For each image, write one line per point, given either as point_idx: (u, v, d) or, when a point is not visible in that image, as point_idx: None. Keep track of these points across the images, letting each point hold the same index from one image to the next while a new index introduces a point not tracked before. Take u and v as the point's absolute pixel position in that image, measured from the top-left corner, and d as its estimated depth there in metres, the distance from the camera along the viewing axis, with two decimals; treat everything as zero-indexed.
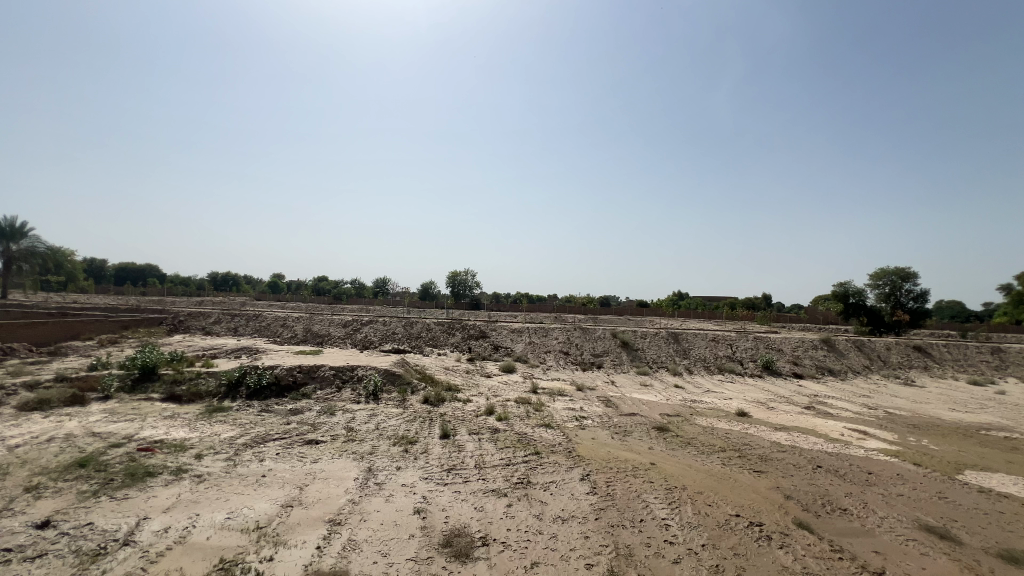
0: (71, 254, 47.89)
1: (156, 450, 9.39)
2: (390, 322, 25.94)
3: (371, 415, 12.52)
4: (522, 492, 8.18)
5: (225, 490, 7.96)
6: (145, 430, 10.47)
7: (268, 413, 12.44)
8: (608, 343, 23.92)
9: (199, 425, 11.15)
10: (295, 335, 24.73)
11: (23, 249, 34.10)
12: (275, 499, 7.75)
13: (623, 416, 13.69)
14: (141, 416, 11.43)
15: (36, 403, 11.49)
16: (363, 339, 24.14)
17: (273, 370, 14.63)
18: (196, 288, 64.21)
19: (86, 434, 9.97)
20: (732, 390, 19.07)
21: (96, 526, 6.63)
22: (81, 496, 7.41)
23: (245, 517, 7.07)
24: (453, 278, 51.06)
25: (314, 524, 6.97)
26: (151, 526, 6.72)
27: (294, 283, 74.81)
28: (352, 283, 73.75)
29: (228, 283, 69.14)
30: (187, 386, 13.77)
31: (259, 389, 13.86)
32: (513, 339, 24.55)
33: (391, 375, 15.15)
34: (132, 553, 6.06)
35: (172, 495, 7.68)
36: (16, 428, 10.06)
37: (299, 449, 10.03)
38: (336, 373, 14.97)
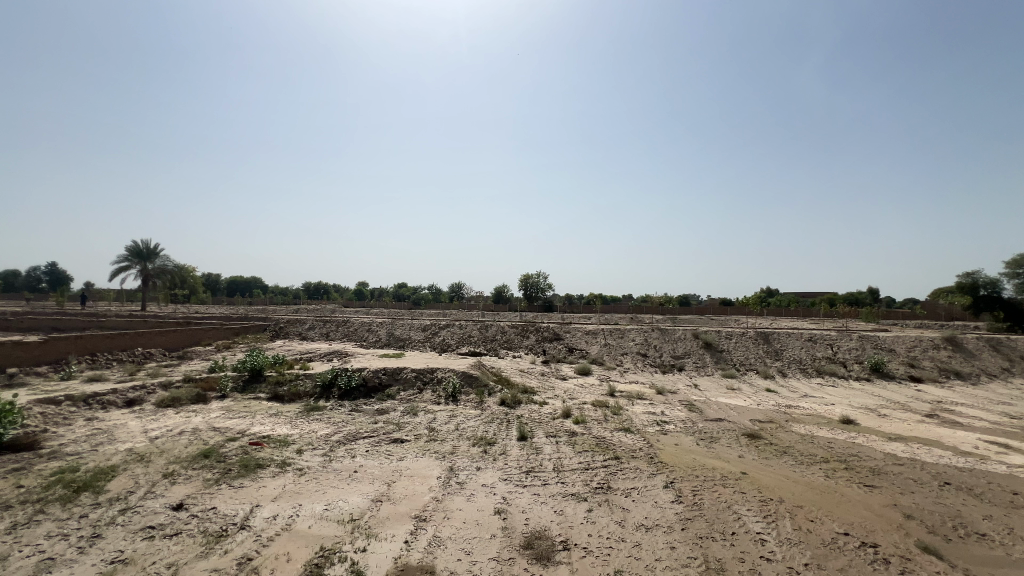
0: (192, 271, 54.54)
1: (265, 444, 10.41)
2: (466, 326, 26.70)
3: (451, 416, 12.95)
4: (603, 497, 8.00)
5: (323, 483, 8.62)
6: (255, 426, 11.66)
7: (358, 412, 13.33)
8: (689, 344, 22.80)
9: (299, 422, 12.21)
10: (379, 339, 26.27)
11: (157, 267, 39.36)
12: (366, 493, 8.25)
13: (708, 421, 12.96)
14: (251, 413, 12.75)
15: (170, 400, 13.25)
16: (441, 343, 25.08)
17: (362, 372, 15.65)
18: (293, 297, 70.51)
19: (208, 428, 11.31)
20: (834, 394, 17.30)
21: (218, 510, 7.48)
22: (206, 483, 8.40)
23: (341, 509, 7.60)
24: (526, 281, 51.46)
25: (401, 519, 7.32)
26: (262, 513, 7.45)
27: (377, 291, 79.58)
28: (429, 288, 76.93)
29: (320, 291, 75.13)
30: (289, 386, 15.13)
31: (350, 389, 14.89)
32: (588, 341, 24.23)
33: (469, 377, 15.58)
34: (247, 536, 6.75)
35: (279, 485, 8.46)
36: (155, 422, 11.66)
37: (386, 447, 10.62)
38: (417, 376, 15.70)
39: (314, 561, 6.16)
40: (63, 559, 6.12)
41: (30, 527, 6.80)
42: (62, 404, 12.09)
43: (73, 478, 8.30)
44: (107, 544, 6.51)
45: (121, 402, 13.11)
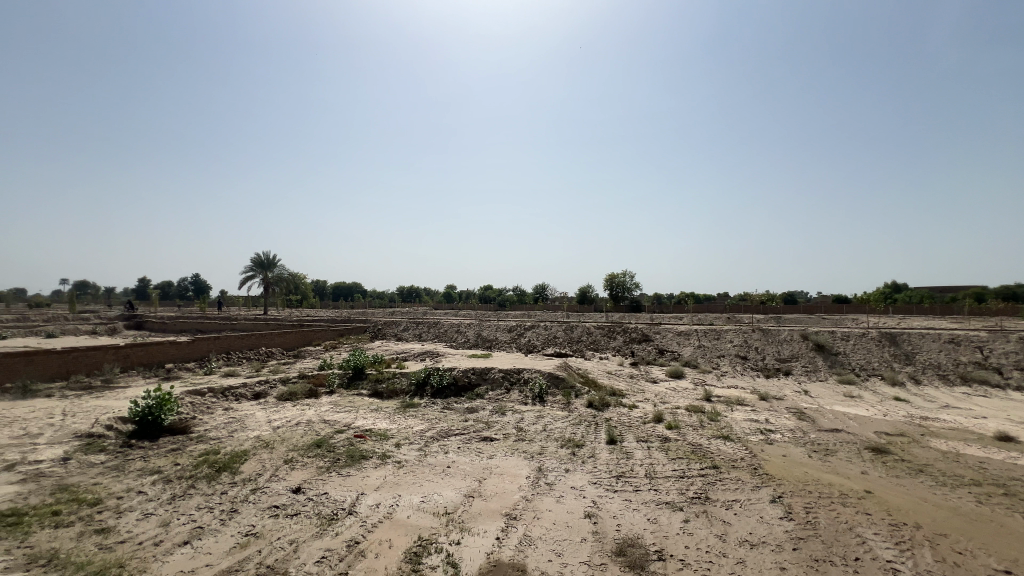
0: (304, 278, 60.57)
1: (368, 437, 11.24)
2: (551, 327, 26.74)
3: (538, 416, 13.03)
4: (700, 508, 7.54)
5: (420, 476, 9.10)
6: (359, 420, 12.66)
7: (449, 410, 13.91)
8: (797, 346, 20.75)
9: (397, 418, 13.04)
10: (468, 340, 27.21)
11: (275, 275, 44.29)
12: (459, 488, 8.56)
13: (822, 431, 11.68)
14: (356, 408, 13.87)
15: (288, 394, 14.86)
16: (527, 343, 25.35)
17: (452, 372, 16.32)
18: (388, 300, 75.44)
19: (320, 421, 12.48)
20: (985, 406, 14.69)
21: (330, 495, 8.22)
22: (319, 470, 9.28)
23: (436, 502, 7.97)
24: (611, 280, 50.24)
25: (493, 516, 7.49)
26: (366, 501, 8.04)
27: (464, 293, 82.49)
28: (514, 289, 78.13)
29: (412, 294, 79.64)
30: (387, 384, 16.24)
31: (441, 388, 15.61)
32: (680, 343, 23.04)
33: (555, 378, 15.56)
34: (355, 521, 7.33)
35: (380, 476, 9.09)
36: (278, 413, 13.13)
37: (476, 445, 10.95)
38: (504, 376, 16.00)
39: (413, 550, 6.52)
40: (209, 529, 7.11)
41: (184, 499, 7.99)
42: (205, 395, 14.06)
43: (215, 459, 9.61)
44: (242, 519, 7.44)
45: (250, 395, 14.94)
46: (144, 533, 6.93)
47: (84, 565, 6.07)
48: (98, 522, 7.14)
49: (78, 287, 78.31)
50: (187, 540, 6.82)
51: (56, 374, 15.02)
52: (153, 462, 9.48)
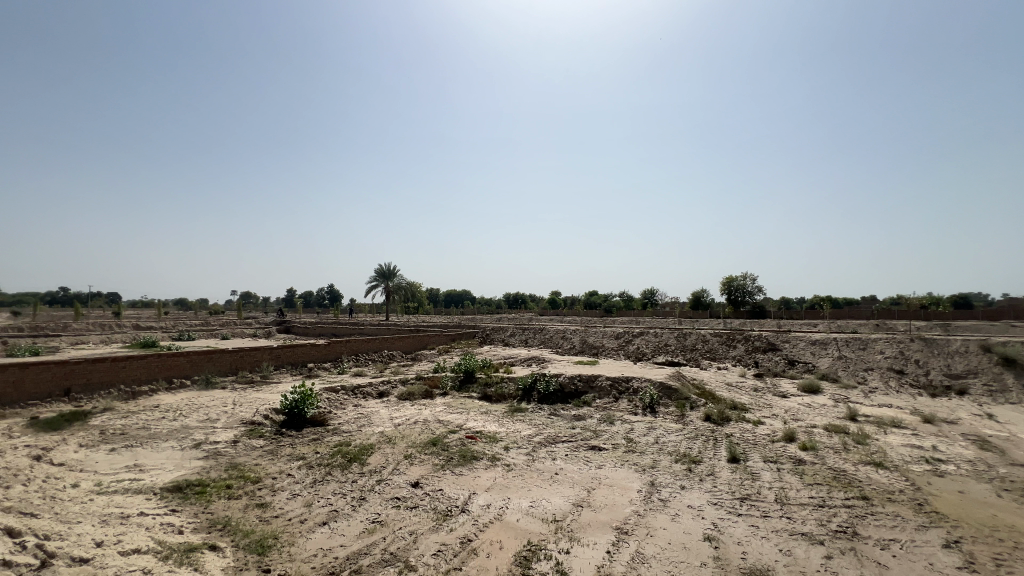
0: (419, 287, 65.25)
1: (478, 439, 11.67)
2: (662, 334, 25.42)
3: (649, 428, 12.42)
4: (847, 544, 6.53)
5: (528, 481, 9.18)
6: (470, 421, 13.20)
7: (556, 416, 13.89)
8: (974, 360, 17.14)
9: (505, 421, 13.37)
10: (574, 346, 27.02)
11: (396, 284, 48.35)
12: (567, 496, 8.47)
13: (1015, 466, 9.45)
14: (467, 410, 14.51)
15: (407, 395, 16.05)
16: (636, 351, 24.41)
17: (558, 378, 16.29)
18: (495, 307, 78.04)
19: (435, 420, 13.26)
20: None
21: (445, 492, 8.66)
22: (435, 467, 9.83)
23: (545, 509, 7.97)
24: (729, 284, 46.38)
25: (603, 528, 7.27)
26: (478, 500, 8.32)
27: (570, 299, 82.22)
28: (620, 295, 75.93)
29: (519, 301, 81.40)
30: (495, 388, 16.75)
31: (548, 394, 15.66)
32: (815, 354, 20.40)
33: (667, 388, 14.72)
34: (467, 520, 7.61)
35: (491, 477, 9.35)
36: (398, 412, 14.25)
37: (584, 453, 10.75)
38: (612, 384, 15.55)
39: (523, 554, 6.57)
40: (342, 513, 7.90)
41: (323, 484, 9.00)
42: (339, 393, 15.76)
43: (347, 450, 10.70)
44: (369, 507, 8.15)
45: (375, 393, 16.42)
46: (292, 511, 7.93)
47: (249, 533, 7.12)
48: (258, 497, 8.35)
49: (244, 298, 93.26)
50: (325, 521, 7.66)
51: (229, 369, 17.96)
52: (298, 449, 10.85)
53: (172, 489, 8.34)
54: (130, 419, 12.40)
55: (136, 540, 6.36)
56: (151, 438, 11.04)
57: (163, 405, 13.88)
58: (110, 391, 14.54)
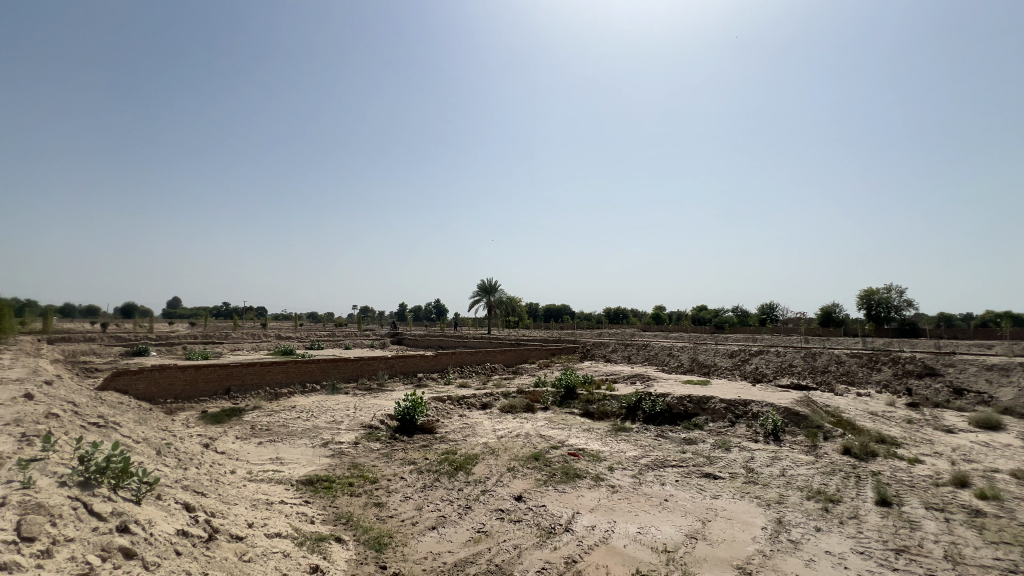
0: (519, 302, 66.58)
1: (581, 457, 11.41)
2: (785, 353, 22.90)
3: (773, 458, 11.16)
4: None
5: (635, 505, 8.72)
6: (572, 438, 12.97)
7: (664, 438, 13.11)
8: None
9: (609, 440, 12.92)
10: (682, 364, 25.45)
11: (498, 299, 49.87)
12: (679, 526, 7.88)
13: None
14: (569, 426, 14.30)
15: (509, 407, 16.29)
16: (754, 371, 22.25)
17: (666, 398, 15.40)
18: (595, 322, 76.68)
19: (537, 435, 13.25)
20: None
21: (548, 508, 8.55)
22: (538, 482, 9.79)
23: (655, 537, 7.48)
24: (868, 297, 40.51)
25: (722, 566, 6.60)
26: (582, 521, 8.09)
27: (675, 315, 77.93)
28: (733, 310, 70.13)
29: (620, 316, 79.12)
30: (598, 405, 16.30)
31: (654, 414, 14.85)
32: (992, 383, 16.82)
33: (794, 415, 13.14)
34: (571, 540, 7.41)
35: (595, 498, 9.05)
36: (501, 424, 14.52)
37: (697, 481, 9.96)
38: (728, 408, 14.30)
39: None
40: (450, 519, 8.18)
41: (432, 489, 9.43)
42: (446, 403, 16.52)
43: (454, 459, 11.12)
44: (475, 516, 8.33)
45: (479, 405, 16.92)
46: (404, 512, 8.40)
47: (367, 529, 7.67)
48: (375, 497, 8.99)
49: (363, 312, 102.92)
50: (434, 525, 7.98)
51: (351, 376, 19.80)
52: (410, 454, 11.52)
53: (306, 482, 9.33)
54: (273, 417, 14.18)
55: (277, 525, 7.17)
56: (289, 434, 12.50)
57: (298, 406, 15.69)
58: (259, 391, 16.84)
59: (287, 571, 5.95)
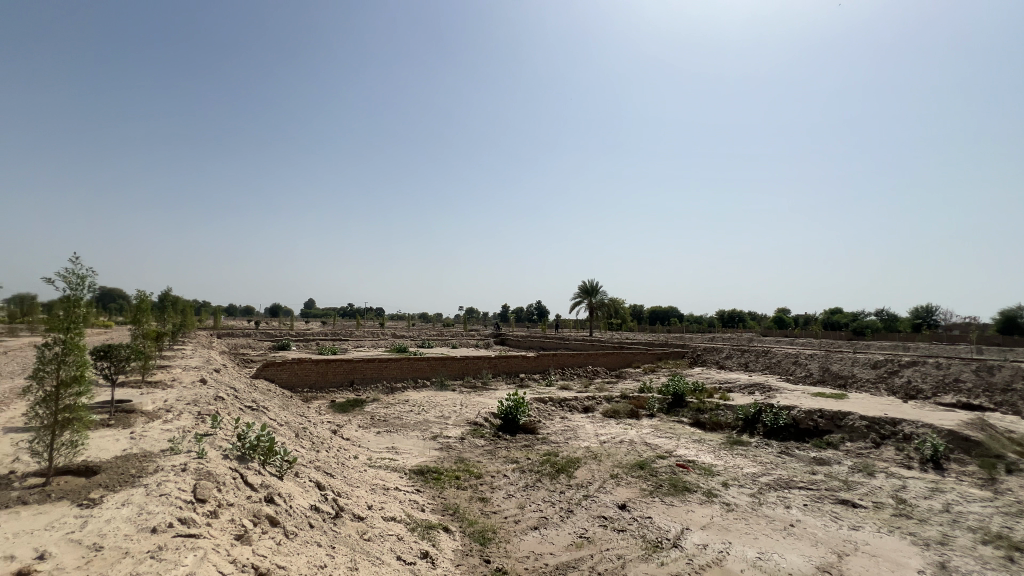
0: (622, 304, 64.77)
1: (691, 469, 10.69)
2: (949, 365, 19.21)
3: (932, 489, 9.41)
4: None
5: (754, 527, 7.92)
6: (681, 449, 12.20)
7: (789, 456, 11.75)
8: None
9: (723, 454, 11.92)
10: (810, 375, 22.67)
11: (600, 300, 48.96)
12: (808, 556, 6.98)
13: None
14: (677, 436, 13.48)
15: (612, 412, 15.84)
16: (906, 385, 19.01)
17: (790, 412, 13.83)
18: (707, 325, 71.71)
19: (642, 442, 12.71)
20: None
21: (654, 521, 8.13)
22: (642, 492, 9.36)
23: (778, 565, 6.72)
24: None
25: None
26: (692, 537, 7.56)
27: (802, 317, 69.81)
28: (876, 313, 60.82)
29: (734, 319, 73.04)
30: (710, 415, 15.15)
31: (777, 428, 13.39)
32: None
33: (962, 440, 10.95)
34: (680, 556, 6.95)
35: (707, 515, 8.39)
36: (603, 428, 14.18)
37: (831, 507, 8.74)
38: (871, 426, 12.38)
39: None
40: (551, 521, 8.17)
41: (534, 489, 9.50)
42: (547, 404, 16.59)
43: (556, 460, 11.10)
44: (577, 520, 8.22)
45: (581, 408, 16.72)
46: (507, 510, 8.58)
47: (472, 522, 7.96)
48: (480, 492, 9.31)
49: (469, 313, 107.96)
50: (536, 525, 8.03)
51: (458, 374, 20.82)
52: (512, 453, 11.75)
53: (418, 472, 9.98)
54: (389, 409, 15.44)
55: (393, 510, 7.76)
56: (403, 426, 13.51)
57: (411, 400, 16.88)
58: (378, 385, 18.46)
59: (400, 553, 6.39)
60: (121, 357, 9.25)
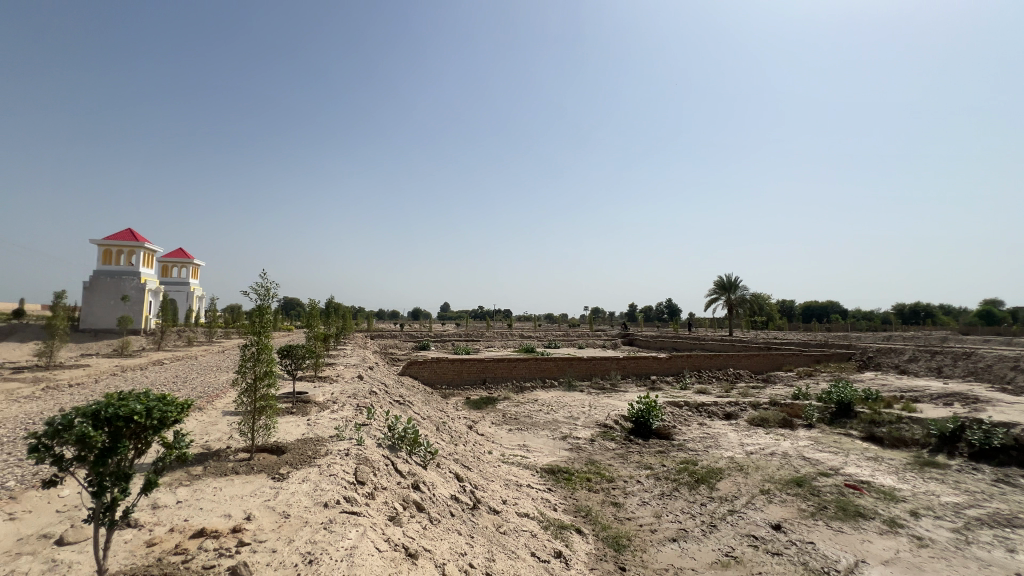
0: (767, 301, 58.17)
1: (866, 491, 9.05)
2: None
3: None
4: None
5: (959, 571, 6.39)
6: (850, 466, 10.43)
7: (1009, 486, 9.28)
8: None
9: (909, 476, 9.89)
10: None
11: (739, 297, 44.50)
12: None
13: None
14: (845, 451, 11.56)
15: (759, 420, 14.21)
16: None
17: (1009, 431, 10.94)
18: (880, 322, 60.63)
19: (798, 456, 11.16)
20: None
21: (818, 547, 7.06)
22: (801, 513, 8.19)
23: None
24: None
25: None
26: (870, 573, 6.38)
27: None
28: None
29: (919, 314, 60.51)
30: (889, 428, 12.71)
31: (990, 450, 10.69)
32: None
33: None
34: None
35: (890, 548, 7.02)
36: (750, 438, 12.78)
37: None
38: None
39: None
40: (692, 535, 7.60)
41: (671, 499, 8.94)
42: (682, 409, 15.54)
43: (694, 470, 10.31)
44: (722, 537, 7.52)
45: (721, 414, 15.33)
46: (642, 517, 8.19)
47: (606, 527, 7.77)
48: (612, 496, 9.06)
49: (595, 312, 106.73)
50: (674, 537, 7.53)
51: (585, 375, 20.65)
52: (646, 458, 11.22)
53: (549, 471, 10.08)
54: (520, 408, 15.91)
55: (526, 507, 7.94)
56: (533, 425, 13.79)
57: (539, 400, 17.19)
58: (508, 384, 19.17)
59: (534, 550, 6.50)
60: (299, 355, 10.99)
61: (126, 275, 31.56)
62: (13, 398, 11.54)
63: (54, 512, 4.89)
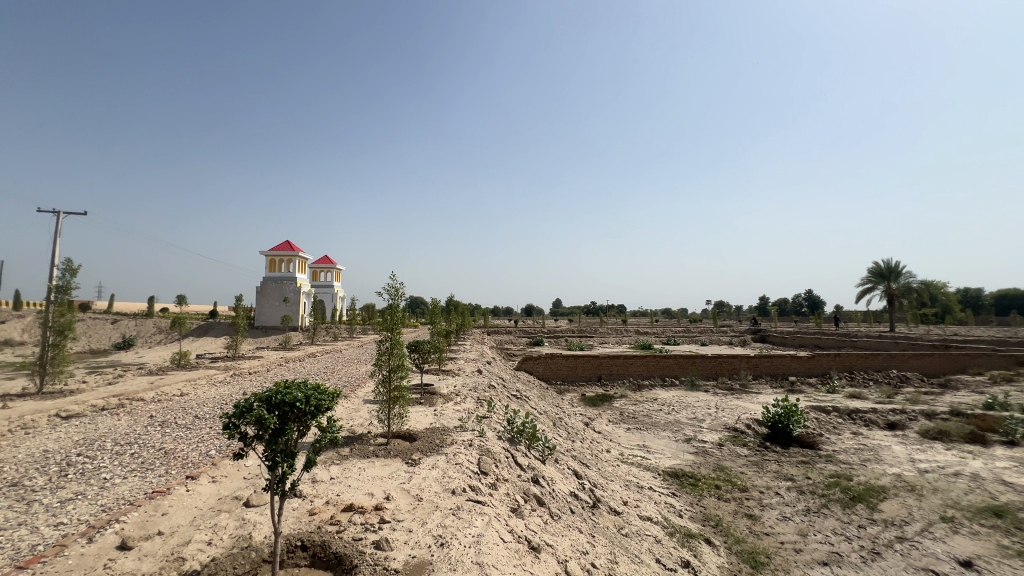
0: (942, 290, 48.50)
1: None
2: None
3: None
4: None
5: None
6: None
7: None
8: None
9: None
10: None
11: (902, 286, 37.70)
12: None
13: None
14: None
15: (936, 433, 11.84)
16: None
17: None
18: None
19: (995, 480, 9.05)
20: None
21: None
22: (1001, 550, 6.63)
23: None
24: None
25: None
26: None
27: None
28: None
29: None
30: None
31: None
32: None
33: None
34: None
35: None
36: (923, 453, 10.71)
37: None
38: None
39: None
40: (848, 561, 6.59)
41: (818, 516, 7.88)
42: (831, 416, 13.61)
43: (848, 485, 8.94)
44: (889, 567, 6.40)
45: (882, 423, 13.10)
46: (784, 534, 7.33)
47: (740, 540, 7.10)
48: (745, 507, 8.26)
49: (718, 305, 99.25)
50: (825, 561, 6.62)
51: (710, 374, 19.19)
52: (785, 468, 10.05)
53: (672, 474, 9.54)
54: (638, 407, 15.32)
55: (648, 510, 7.60)
56: (653, 425, 13.18)
57: (659, 399, 16.37)
58: (625, 381, 18.59)
59: (659, 556, 6.18)
60: (425, 350, 11.83)
61: (287, 280, 37.07)
62: (212, 383, 14.23)
63: (242, 478, 5.92)
